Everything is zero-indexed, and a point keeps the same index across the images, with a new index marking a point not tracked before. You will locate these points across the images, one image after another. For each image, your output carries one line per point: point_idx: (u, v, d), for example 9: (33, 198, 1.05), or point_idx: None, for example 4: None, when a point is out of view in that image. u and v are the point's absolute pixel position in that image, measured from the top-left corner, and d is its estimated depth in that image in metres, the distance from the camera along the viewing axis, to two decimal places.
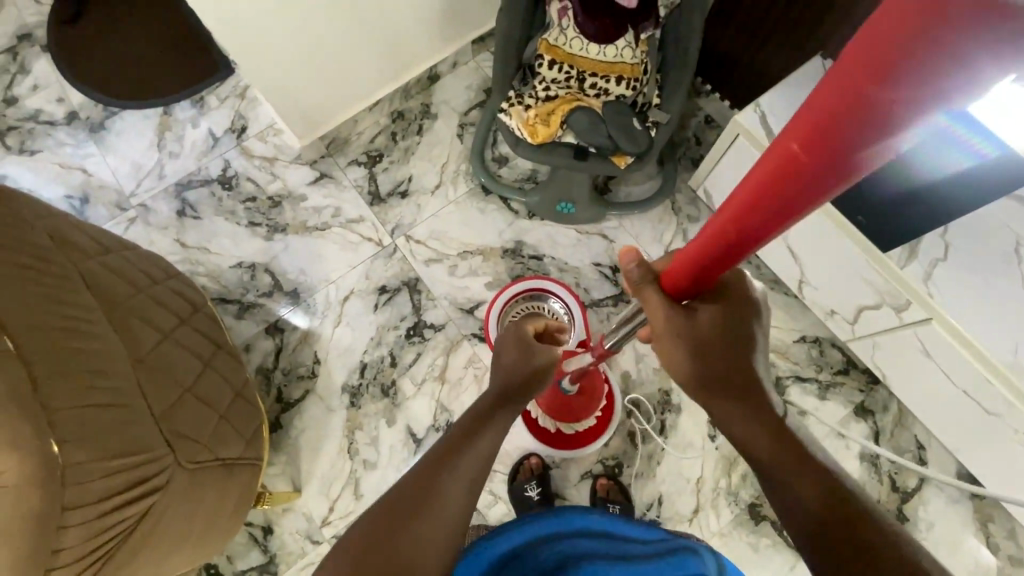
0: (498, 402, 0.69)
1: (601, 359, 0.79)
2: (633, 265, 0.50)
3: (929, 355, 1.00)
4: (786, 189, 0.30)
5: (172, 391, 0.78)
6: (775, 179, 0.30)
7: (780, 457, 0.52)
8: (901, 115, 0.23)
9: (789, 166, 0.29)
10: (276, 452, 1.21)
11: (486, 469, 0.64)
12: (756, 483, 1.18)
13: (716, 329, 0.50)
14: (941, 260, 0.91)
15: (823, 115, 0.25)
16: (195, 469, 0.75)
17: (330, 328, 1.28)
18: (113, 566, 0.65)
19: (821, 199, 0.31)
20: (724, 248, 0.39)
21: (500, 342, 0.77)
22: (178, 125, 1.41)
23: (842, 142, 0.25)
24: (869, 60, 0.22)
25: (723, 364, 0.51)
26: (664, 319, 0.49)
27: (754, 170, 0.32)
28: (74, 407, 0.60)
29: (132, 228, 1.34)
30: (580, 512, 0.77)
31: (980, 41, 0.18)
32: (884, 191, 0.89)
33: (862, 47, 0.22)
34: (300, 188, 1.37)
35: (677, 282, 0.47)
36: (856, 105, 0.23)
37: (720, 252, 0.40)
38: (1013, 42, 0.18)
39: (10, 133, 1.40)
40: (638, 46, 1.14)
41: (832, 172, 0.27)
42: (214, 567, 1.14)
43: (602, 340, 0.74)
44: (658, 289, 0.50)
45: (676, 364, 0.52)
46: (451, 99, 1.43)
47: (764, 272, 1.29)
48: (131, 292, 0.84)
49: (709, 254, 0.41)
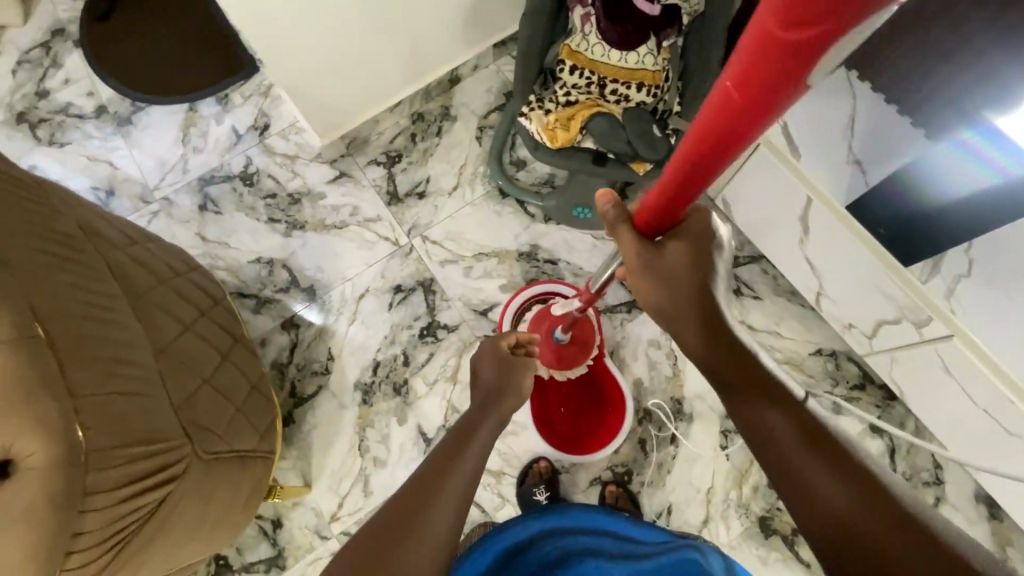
0: (483, 407, 0.80)
1: (588, 303, 0.94)
2: (610, 205, 0.63)
3: (950, 373, 0.98)
4: (725, 122, 0.43)
5: (191, 381, 0.79)
6: (711, 127, 0.44)
7: (796, 449, 0.54)
8: (777, 85, 0.37)
9: (718, 117, 0.43)
10: (288, 446, 1.22)
11: (483, 461, 0.72)
12: (768, 496, 1.17)
13: (684, 260, 0.60)
14: (963, 276, 0.86)
15: (742, 71, 0.38)
16: (212, 461, 0.77)
17: (345, 325, 1.29)
18: (128, 553, 0.66)
19: (750, 131, 0.43)
20: (680, 186, 0.53)
21: (480, 354, 0.91)
22: (203, 122, 1.44)
23: (746, 102, 0.40)
24: (758, 48, 0.36)
25: (689, 295, 0.61)
26: (636, 250, 0.61)
27: (705, 108, 0.44)
28: (98, 394, 0.61)
29: (155, 221, 1.37)
30: (583, 510, 0.85)
31: (809, 43, 0.33)
32: (909, 205, 0.88)
33: (754, 39, 0.36)
34: (320, 186, 1.39)
35: (648, 219, 0.60)
36: (752, 77, 0.38)
37: (677, 190, 0.53)
38: (824, 41, 0.33)
39: (41, 125, 1.44)
40: (660, 53, 1.12)
41: (742, 123, 0.42)
42: (223, 558, 1.15)
43: (589, 287, 0.89)
44: (630, 227, 0.62)
45: (652, 294, 0.62)
46: (471, 102, 1.44)
47: (780, 283, 1.29)
48: (154, 283, 0.85)
49: (669, 191, 0.54)
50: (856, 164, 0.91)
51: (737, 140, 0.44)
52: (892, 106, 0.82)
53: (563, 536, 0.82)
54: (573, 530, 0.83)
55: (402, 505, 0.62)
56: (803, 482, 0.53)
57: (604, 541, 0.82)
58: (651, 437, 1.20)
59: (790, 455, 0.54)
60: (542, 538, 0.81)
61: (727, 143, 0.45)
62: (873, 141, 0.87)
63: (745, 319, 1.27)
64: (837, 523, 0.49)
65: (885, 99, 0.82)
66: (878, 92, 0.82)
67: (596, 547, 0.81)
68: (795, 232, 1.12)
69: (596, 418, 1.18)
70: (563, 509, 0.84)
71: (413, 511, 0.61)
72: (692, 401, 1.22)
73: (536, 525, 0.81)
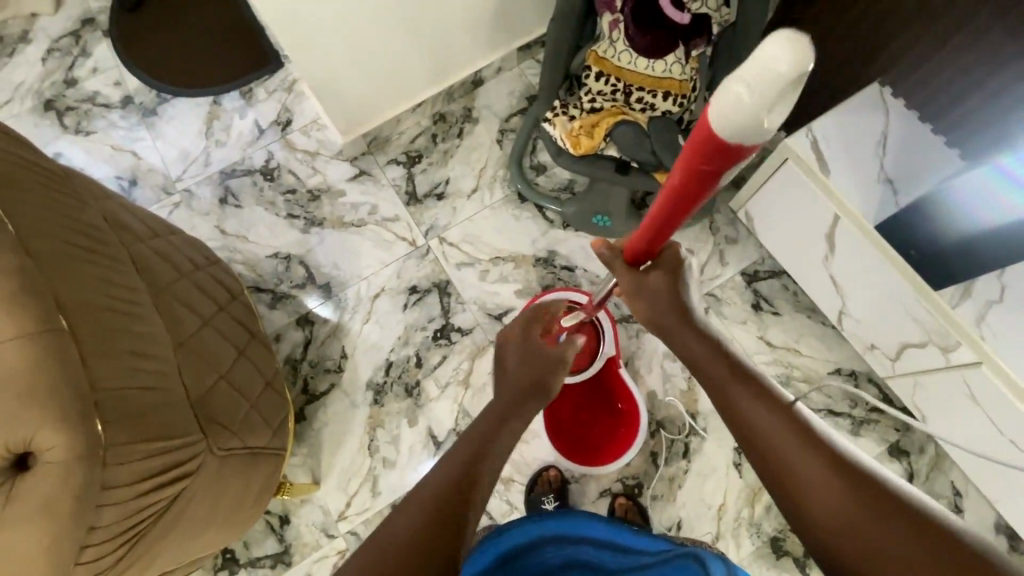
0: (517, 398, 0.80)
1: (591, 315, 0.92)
2: (604, 248, 0.64)
3: (976, 400, 0.96)
4: (678, 197, 0.48)
5: (208, 376, 0.79)
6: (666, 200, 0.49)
7: (789, 445, 0.55)
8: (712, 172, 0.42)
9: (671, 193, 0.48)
10: (299, 442, 1.22)
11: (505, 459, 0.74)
12: (781, 516, 1.15)
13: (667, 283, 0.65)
14: (995, 303, 0.84)
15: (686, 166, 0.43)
16: (226, 457, 0.76)
17: (359, 324, 1.29)
18: (142, 548, 0.66)
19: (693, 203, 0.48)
20: (648, 238, 0.57)
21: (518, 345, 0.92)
22: (226, 115, 1.45)
23: (691, 183, 0.45)
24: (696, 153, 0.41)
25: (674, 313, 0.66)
26: (628, 277, 0.65)
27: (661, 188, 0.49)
28: (119, 388, 0.61)
29: (176, 212, 1.37)
30: (584, 519, 0.84)
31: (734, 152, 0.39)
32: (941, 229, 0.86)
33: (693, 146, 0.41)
34: (340, 183, 1.39)
35: (632, 259, 0.63)
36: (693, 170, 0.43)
37: (647, 240, 0.57)
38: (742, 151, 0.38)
39: (68, 113, 1.45)
40: (688, 63, 1.09)
41: (687, 196, 0.47)
42: (230, 552, 1.15)
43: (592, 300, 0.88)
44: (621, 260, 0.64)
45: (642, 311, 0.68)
46: (493, 104, 1.43)
47: (801, 300, 1.27)
48: (175, 276, 0.86)
49: (642, 243, 0.58)
50: (888, 183, 0.90)
51: (688, 210, 0.49)
52: (926, 126, 0.84)
53: (566, 543, 0.82)
54: (576, 539, 0.83)
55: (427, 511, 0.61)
56: (791, 479, 0.54)
57: (603, 554, 0.82)
58: (663, 451, 1.18)
59: (777, 452, 0.56)
60: (542, 543, 0.81)
61: (680, 214, 0.50)
62: (908, 159, 0.87)
63: (764, 335, 1.25)
64: (829, 520, 0.51)
65: (919, 117, 0.84)
66: (911, 110, 0.85)
67: (596, 561, 0.82)
68: (820, 250, 1.10)
69: (607, 428, 1.17)
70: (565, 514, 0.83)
71: (456, 513, 0.61)
72: (707, 416, 1.20)
73: (538, 530, 0.81)
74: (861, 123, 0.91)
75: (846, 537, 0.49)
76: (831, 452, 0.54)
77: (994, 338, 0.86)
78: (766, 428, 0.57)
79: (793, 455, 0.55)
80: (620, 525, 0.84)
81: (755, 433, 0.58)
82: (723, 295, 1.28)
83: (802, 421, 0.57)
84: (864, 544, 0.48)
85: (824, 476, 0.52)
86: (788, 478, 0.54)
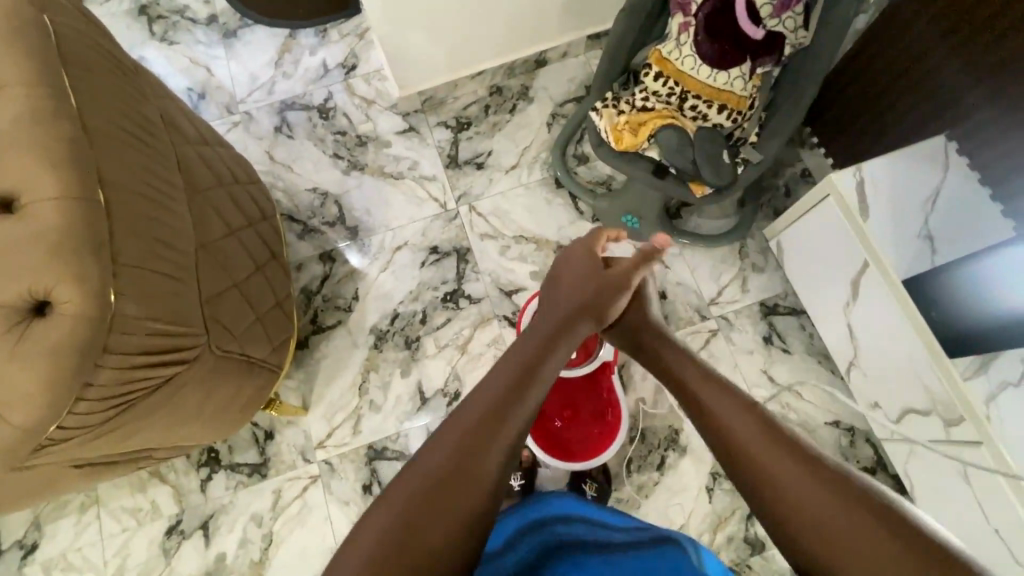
0: (507, 388, 0.66)
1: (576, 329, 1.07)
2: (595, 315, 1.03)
3: (968, 482, 0.91)
4: None
5: (223, 281, 0.84)
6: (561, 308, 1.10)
7: (800, 474, 0.58)
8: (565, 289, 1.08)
9: None
10: (296, 366, 1.28)
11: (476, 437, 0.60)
12: (740, 548, 1.13)
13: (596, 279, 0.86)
14: (1011, 384, 0.86)
15: None
16: (222, 356, 0.82)
17: (377, 271, 1.33)
18: (129, 417, 0.72)
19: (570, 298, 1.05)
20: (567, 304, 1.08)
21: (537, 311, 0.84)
22: (299, 50, 1.51)
23: None
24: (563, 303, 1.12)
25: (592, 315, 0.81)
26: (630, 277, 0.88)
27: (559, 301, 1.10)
28: (138, 267, 0.67)
29: (234, 131, 1.45)
30: (561, 493, 0.72)
31: None
32: (948, 310, 0.88)
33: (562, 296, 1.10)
34: (387, 134, 1.43)
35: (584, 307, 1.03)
36: None
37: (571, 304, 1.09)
38: None
39: (157, 21, 1.54)
40: (751, 80, 1.06)
41: None
42: (215, 451, 1.23)
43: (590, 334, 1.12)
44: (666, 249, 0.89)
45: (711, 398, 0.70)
46: (551, 87, 1.44)
47: (815, 344, 1.22)
48: (214, 185, 0.91)
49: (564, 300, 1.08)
50: (928, 239, 0.92)
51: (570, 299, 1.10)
52: (984, 189, 0.91)
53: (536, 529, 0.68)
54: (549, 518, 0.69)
55: (499, 395, 0.65)
56: (786, 497, 0.57)
57: (576, 530, 0.68)
58: (638, 458, 1.19)
59: (772, 478, 0.59)
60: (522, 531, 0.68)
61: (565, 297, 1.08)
62: (950, 221, 0.92)
63: (768, 369, 1.21)
64: (798, 511, 0.56)
65: (977, 177, 0.91)
66: (973, 169, 0.92)
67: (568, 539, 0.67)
68: (843, 294, 1.04)
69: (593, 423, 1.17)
70: (549, 492, 0.72)
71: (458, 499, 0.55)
72: (691, 435, 1.19)
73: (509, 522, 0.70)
74: (909, 172, 0.95)
75: (824, 531, 0.53)
76: (833, 474, 0.57)
77: (1002, 423, 0.84)
78: (753, 448, 0.62)
79: (768, 461, 0.60)
80: (595, 504, 0.72)
81: (738, 439, 0.64)
82: (736, 321, 1.23)
83: (828, 470, 0.57)
84: (822, 539, 0.53)
85: (805, 483, 0.57)
86: (770, 481, 0.59)
